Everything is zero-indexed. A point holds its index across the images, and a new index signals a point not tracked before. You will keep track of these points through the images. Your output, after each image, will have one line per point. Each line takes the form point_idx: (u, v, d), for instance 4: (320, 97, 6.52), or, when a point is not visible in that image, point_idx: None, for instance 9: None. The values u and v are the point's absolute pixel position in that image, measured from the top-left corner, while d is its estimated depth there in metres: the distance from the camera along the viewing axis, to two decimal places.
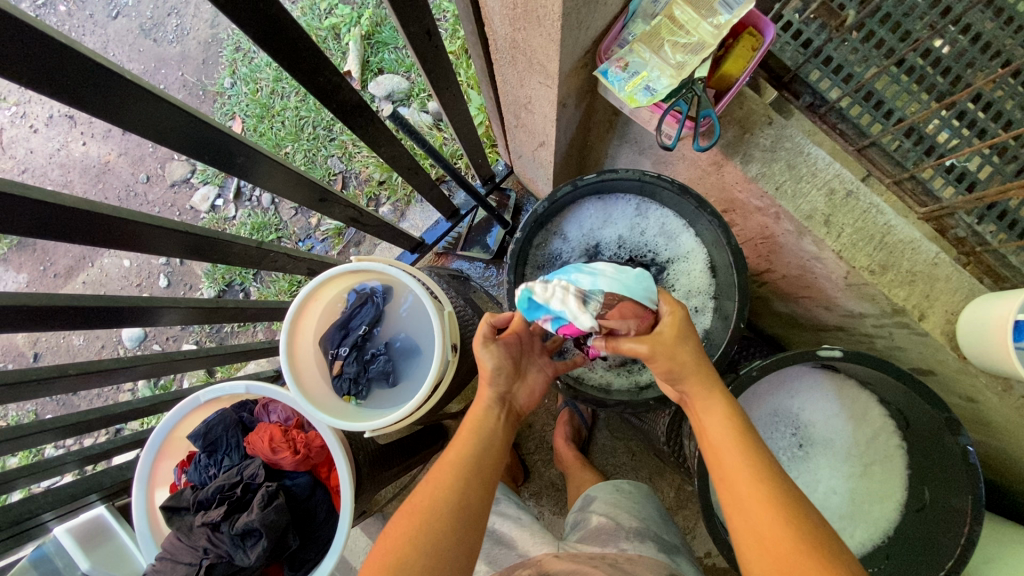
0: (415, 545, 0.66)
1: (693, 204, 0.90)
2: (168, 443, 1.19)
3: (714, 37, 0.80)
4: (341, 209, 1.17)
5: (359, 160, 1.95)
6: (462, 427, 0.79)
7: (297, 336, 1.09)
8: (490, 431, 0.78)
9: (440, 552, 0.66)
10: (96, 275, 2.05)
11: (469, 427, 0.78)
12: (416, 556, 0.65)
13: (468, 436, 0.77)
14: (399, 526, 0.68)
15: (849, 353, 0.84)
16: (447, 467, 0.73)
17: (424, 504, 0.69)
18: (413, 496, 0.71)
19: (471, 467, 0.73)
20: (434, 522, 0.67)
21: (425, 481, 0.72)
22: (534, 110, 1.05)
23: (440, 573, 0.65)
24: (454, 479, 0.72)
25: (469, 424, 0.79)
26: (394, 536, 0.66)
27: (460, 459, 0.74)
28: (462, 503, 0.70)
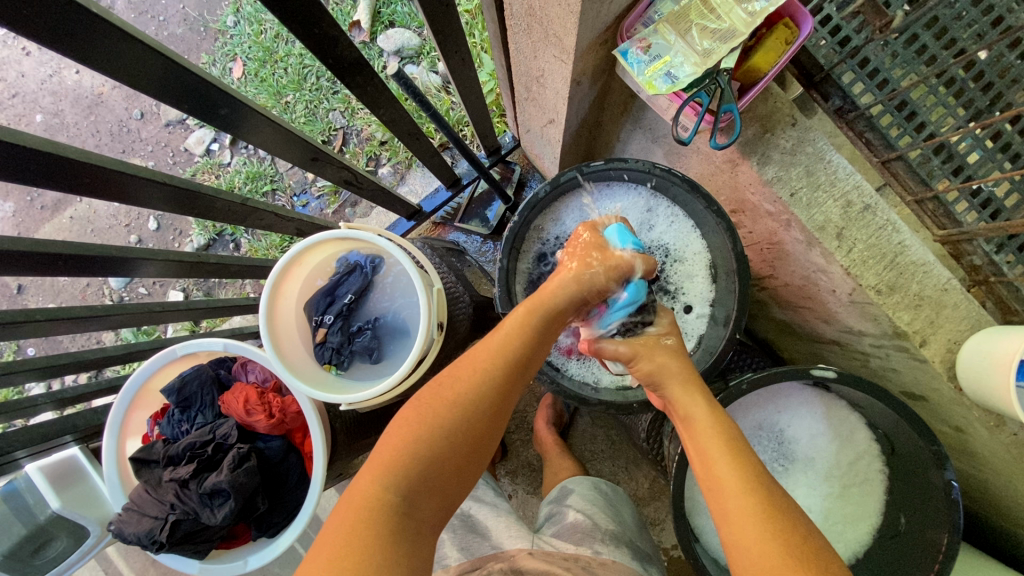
0: (449, 440, 0.68)
1: (703, 204, 0.85)
2: (142, 393, 1.17)
3: (745, 25, 0.74)
4: (334, 170, 1.11)
5: (362, 117, 1.88)
6: (517, 316, 0.75)
7: (279, 300, 1.05)
8: (543, 332, 0.75)
9: (470, 449, 0.69)
10: (84, 211, 1.99)
11: (523, 325, 0.74)
12: (447, 449, 0.67)
13: (520, 331, 0.73)
14: (436, 417, 0.68)
15: (844, 375, 0.82)
16: (493, 362, 0.71)
17: (464, 399, 0.69)
18: (453, 384, 0.70)
19: (516, 367, 0.72)
20: (472, 421, 0.69)
21: (468, 373, 0.70)
22: (546, 85, 0.99)
23: (464, 469, 0.69)
24: (498, 379, 0.71)
25: (520, 318, 0.75)
26: (430, 428, 0.67)
27: (507, 356, 0.72)
28: (502, 401, 0.71)
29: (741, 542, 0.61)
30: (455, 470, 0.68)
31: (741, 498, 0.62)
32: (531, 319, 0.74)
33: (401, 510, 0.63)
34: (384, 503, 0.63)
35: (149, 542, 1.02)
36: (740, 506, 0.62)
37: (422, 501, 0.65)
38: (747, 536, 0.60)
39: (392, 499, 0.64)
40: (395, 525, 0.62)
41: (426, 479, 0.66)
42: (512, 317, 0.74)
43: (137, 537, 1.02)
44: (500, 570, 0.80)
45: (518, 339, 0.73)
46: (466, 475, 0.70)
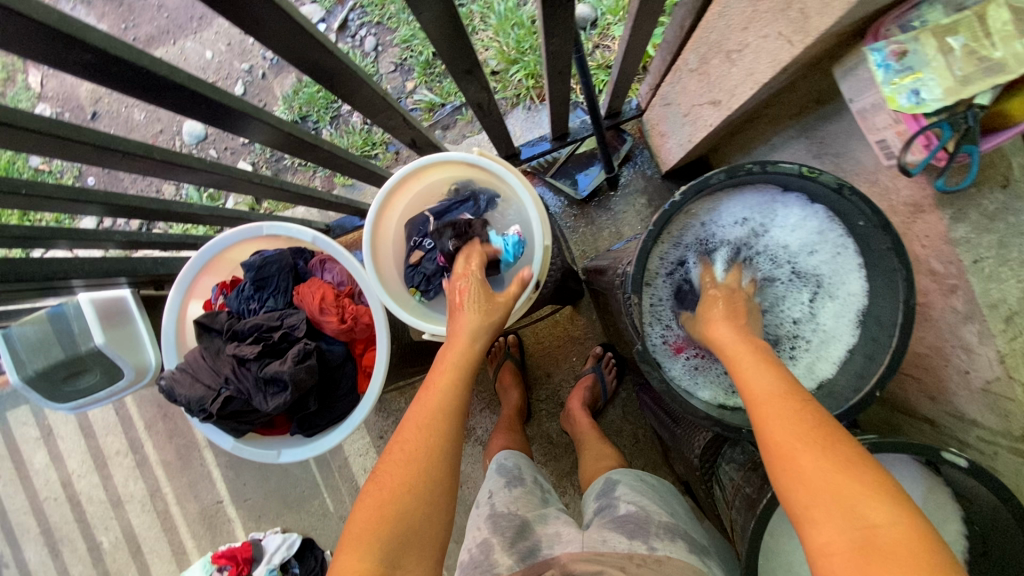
0: (410, 496, 0.68)
1: (887, 243, 0.76)
2: (216, 260, 1.13)
3: (1019, 63, 0.63)
4: (477, 89, 1.05)
5: (481, 39, 1.76)
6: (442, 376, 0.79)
7: (387, 211, 1.00)
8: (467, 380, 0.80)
9: (434, 500, 0.69)
10: (175, 55, 1.92)
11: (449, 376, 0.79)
12: (413, 505, 0.67)
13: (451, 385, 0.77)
14: (394, 481, 0.69)
15: (976, 468, 0.75)
16: (433, 416, 0.74)
17: (417, 457, 0.70)
18: (400, 446, 0.72)
19: (453, 414, 0.76)
20: (430, 471, 0.70)
21: (411, 433, 0.73)
22: (738, 62, 0.89)
23: (437, 517, 0.68)
24: (440, 428, 0.73)
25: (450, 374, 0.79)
26: (392, 488, 0.68)
27: (441, 407, 0.75)
28: (451, 445, 0.73)
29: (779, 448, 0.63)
30: (428, 525, 0.67)
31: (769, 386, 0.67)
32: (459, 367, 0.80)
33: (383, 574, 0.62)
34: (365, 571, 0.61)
35: (198, 410, 1.01)
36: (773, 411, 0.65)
37: (402, 561, 0.64)
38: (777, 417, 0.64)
39: (373, 565, 0.62)
40: None
41: (402, 540, 0.65)
42: (436, 377, 0.79)
43: (188, 401, 1.01)
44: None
45: (449, 391, 0.77)
46: (438, 525, 0.68)
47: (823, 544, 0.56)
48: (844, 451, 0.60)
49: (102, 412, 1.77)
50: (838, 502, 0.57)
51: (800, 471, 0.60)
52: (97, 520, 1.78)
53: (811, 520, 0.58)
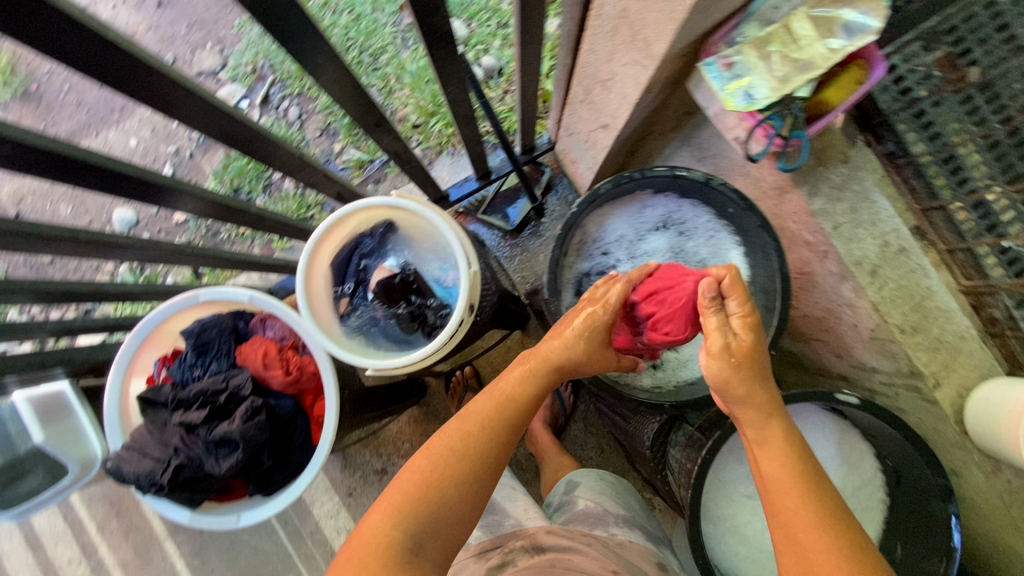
0: (456, 488, 0.70)
1: (756, 221, 0.89)
2: (155, 334, 1.14)
3: (823, 60, 0.77)
4: (390, 140, 1.14)
5: (399, 97, 1.88)
6: (517, 372, 0.80)
7: (316, 260, 1.05)
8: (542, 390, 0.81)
9: (474, 495, 0.72)
10: (99, 146, 1.95)
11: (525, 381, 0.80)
12: (455, 496, 0.70)
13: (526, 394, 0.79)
14: (446, 464, 0.71)
15: (866, 403, 0.85)
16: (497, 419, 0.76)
17: (473, 452, 0.72)
18: (462, 435, 0.73)
19: (517, 422, 0.77)
20: (481, 471, 0.72)
21: (477, 424, 0.74)
22: (613, 89, 1.02)
23: (471, 514, 0.71)
24: (502, 436, 0.75)
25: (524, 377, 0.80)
26: (440, 474, 0.70)
27: (509, 413, 0.76)
28: (503, 455, 0.75)
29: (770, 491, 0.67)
30: (462, 518, 0.70)
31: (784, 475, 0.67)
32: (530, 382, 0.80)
33: (410, 547, 0.65)
34: (393, 541, 0.65)
35: (148, 484, 1.00)
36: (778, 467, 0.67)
37: (427, 544, 0.66)
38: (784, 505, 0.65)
39: (401, 538, 0.65)
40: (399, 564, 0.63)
41: (434, 523, 0.68)
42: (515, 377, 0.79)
43: (136, 477, 1.00)
44: (522, 548, 0.82)
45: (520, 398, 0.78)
46: (469, 521, 0.71)
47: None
48: (823, 512, 0.63)
49: (49, 519, 1.67)
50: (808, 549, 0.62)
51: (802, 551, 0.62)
52: None
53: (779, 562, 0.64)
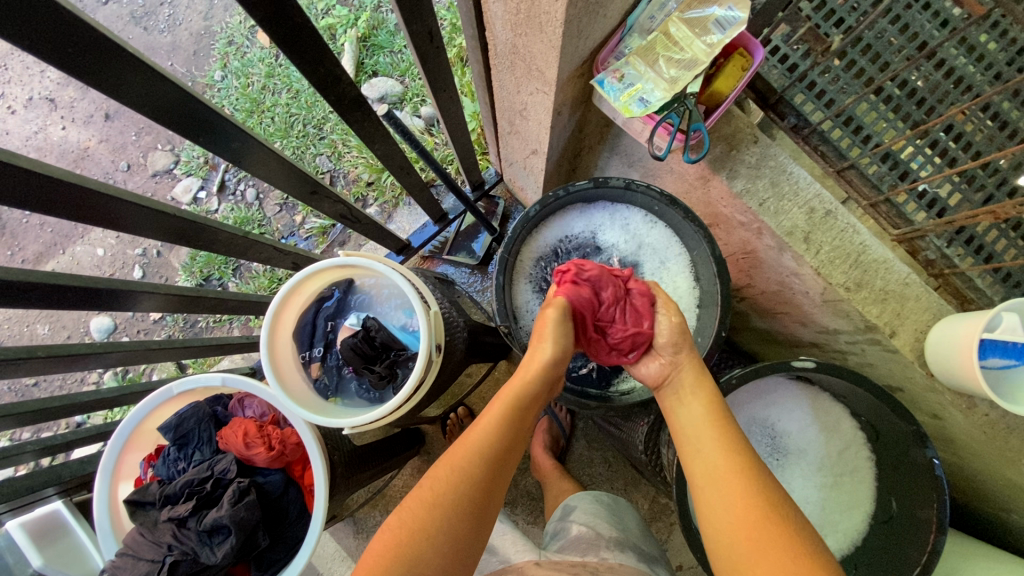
0: (430, 543, 0.66)
1: (681, 214, 0.95)
2: (135, 435, 1.15)
3: (706, 55, 0.83)
4: (331, 204, 1.19)
5: (348, 160, 1.94)
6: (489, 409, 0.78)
7: (278, 330, 1.06)
8: (517, 420, 0.78)
9: (455, 549, 0.67)
10: (67, 262, 1.99)
11: (497, 418, 0.77)
12: (430, 552, 0.65)
13: (494, 425, 0.76)
14: (416, 517, 0.67)
15: (821, 364, 0.87)
16: (469, 459, 0.72)
17: (443, 497, 0.69)
18: (431, 484, 0.70)
19: (492, 461, 0.73)
20: (457, 517, 0.68)
21: (444, 471, 0.71)
22: (529, 117, 1.07)
23: (454, 570, 0.66)
24: (476, 477, 0.71)
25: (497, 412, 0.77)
26: (411, 530, 0.66)
27: (481, 456, 0.73)
28: (484, 497, 0.71)
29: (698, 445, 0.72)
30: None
31: (722, 459, 0.69)
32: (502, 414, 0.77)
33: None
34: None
35: None
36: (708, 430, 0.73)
37: None
38: (721, 491, 0.66)
39: None
40: None
41: None
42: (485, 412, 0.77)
43: None
44: None
45: (492, 433, 0.75)
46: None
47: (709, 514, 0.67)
48: (739, 460, 0.68)
49: None
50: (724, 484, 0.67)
51: (717, 486, 0.67)
52: None
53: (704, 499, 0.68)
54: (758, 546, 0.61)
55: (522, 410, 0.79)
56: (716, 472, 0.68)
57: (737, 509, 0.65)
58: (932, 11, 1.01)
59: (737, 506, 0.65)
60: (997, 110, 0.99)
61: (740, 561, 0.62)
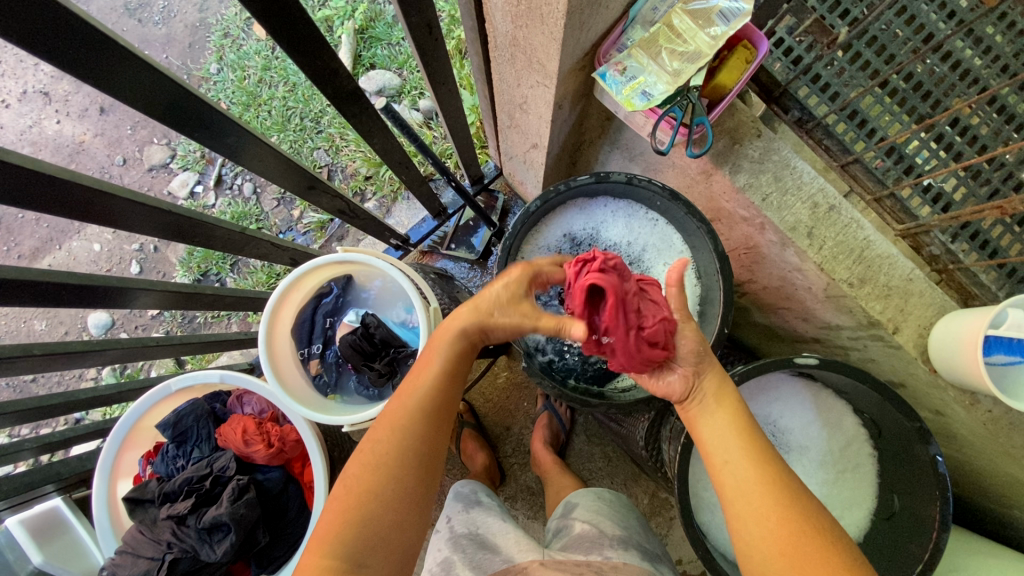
0: (378, 501, 0.67)
1: (683, 209, 0.94)
2: (133, 432, 1.14)
3: (709, 48, 0.82)
4: (329, 199, 1.17)
5: (346, 154, 1.92)
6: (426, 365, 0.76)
7: (276, 326, 1.05)
8: (458, 369, 0.77)
9: (404, 502, 0.68)
10: (64, 257, 1.97)
11: (436, 370, 0.75)
12: (380, 510, 0.67)
13: (431, 381, 0.74)
14: (365, 478, 0.68)
15: (824, 361, 0.86)
16: (408, 416, 0.72)
17: (385, 458, 0.69)
18: (372, 446, 0.70)
19: (434, 414, 0.73)
20: (403, 474, 0.69)
21: (385, 431, 0.71)
22: (529, 111, 1.06)
23: (408, 520, 0.69)
24: (418, 433, 0.71)
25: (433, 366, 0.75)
26: (357, 494, 0.67)
27: (418, 412, 0.72)
28: (429, 450, 0.72)
29: (724, 452, 0.70)
30: (395, 526, 0.67)
31: (751, 473, 0.67)
32: (441, 366, 0.75)
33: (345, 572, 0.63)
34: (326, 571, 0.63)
35: None
36: (733, 437, 0.71)
37: (368, 561, 0.65)
38: (753, 506, 0.65)
39: (336, 565, 0.64)
40: None
41: (368, 540, 0.66)
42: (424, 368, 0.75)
43: None
44: None
45: (429, 389, 0.74)
46: (411, 528, 0.69)
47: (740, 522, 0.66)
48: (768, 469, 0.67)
49: None
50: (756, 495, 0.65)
51: (749, 496, 0.66)
52: None
53: (736, 510, 0.66)
54: (794, 561, 0.61)
55: (461, 360, 0.77)
56: (746, 482, 0.67)
57: (771, 525, 0.64)
58: (939, 3, 0.99)
59: (770, 521, 0.64)
60: (1003, 103, 0.98)
61: (775, 575, 0.63)
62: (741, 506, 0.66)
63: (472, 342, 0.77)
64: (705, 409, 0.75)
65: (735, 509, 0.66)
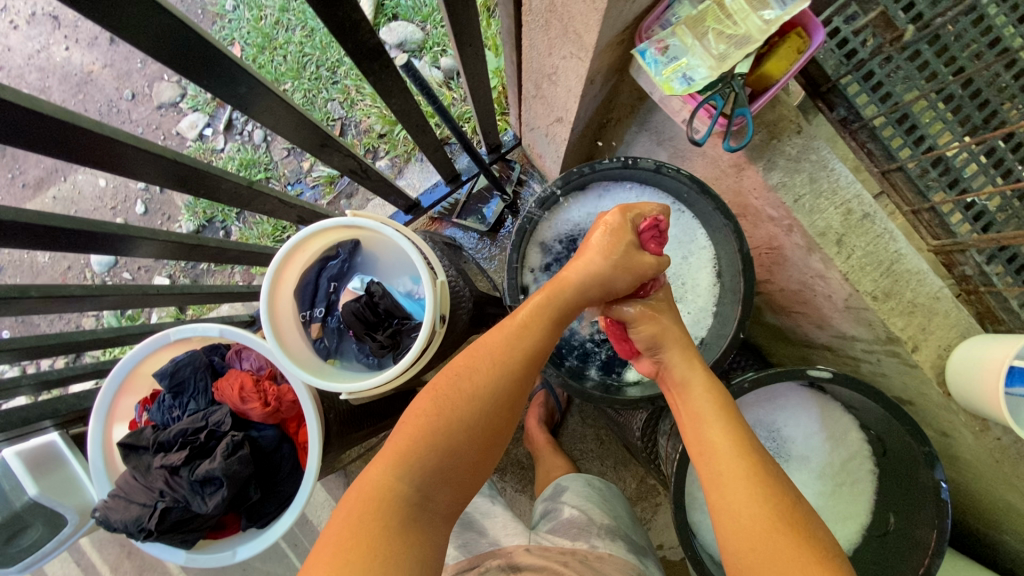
0: (465, 434, 0.71)
1: (710, 205, 0.90)
2: (131, 378, 1.13)
3: (761, 33, 0.76)
4: (341, 157, 1.13)
5: (361, 108, 1.85)
6: (533, 300, 0.80)
7: (279, 286, 1.03)
8: (558, 322, 0.80)
9: (483, 441, 0.73)
10: (68, 191, 1.93)
11: (543, 316, 0.79)
12: (463, 442, 0.71)
13: (537, 327, 0.78)
14: (451, 409, 0.71)
15: (839, 375, 0.84)
16: (511, 354, 0.75)
17: (483, 391, 0.72)
18: (472, 376, 0.73)
19: (534, 359, 0.77)
20: (495, 412, 0.73)
21: (486, 366, 0.74)
22: (558, 83, 1.00)
23: (478, 460, 0.73)
24: (517, 373, 0.75)
25: (540, 310, 0.79)
26: (447, 420, 0.71)
27: (522, 352, 0.76)
28: (520, 395, 0.75)
29: (705, 443, 0.74)
30: (468, 463, 0.72)
31: (727, 465, 0.71)
32: (548, 308, 0.79)
33: (415, 502, 0.67)
34: (398, 493, 0.66)
35: (137, 530, 1.00)
36: (713, 427, 0.74)
37: (436, 493, 0.69)
38: (727, 498, 0.69)
39: (408, 490, 0.67)
40: (410, 515, 0.66)
41: (442, 472, 0.70)
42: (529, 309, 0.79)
43: (123, 524, 1.00)
44: (498, 566, 0.85)
45: (533, 334, 0.77)
46: (479, 468, 0.74)
47: (722, 513, 0.69)
48: (742, 462, 0.70)
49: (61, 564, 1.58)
50: (731, 485, 0.69)
51: (724, 486, 0.69)
52: None
53: (716, 500, 0.70)
54: (761, 555, 0.64)
55: (566, 308, 0.81)
56: (721, 474, 0.70)
57: (743, 518, 0.67)
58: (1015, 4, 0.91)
59: (742, 515, 0.67)
60: None
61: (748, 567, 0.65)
62: (720, 497, 0.70)
63: (578, 292, 0.82)
64: (689, 398, 0.79)
65: (716, 501, 0.70)
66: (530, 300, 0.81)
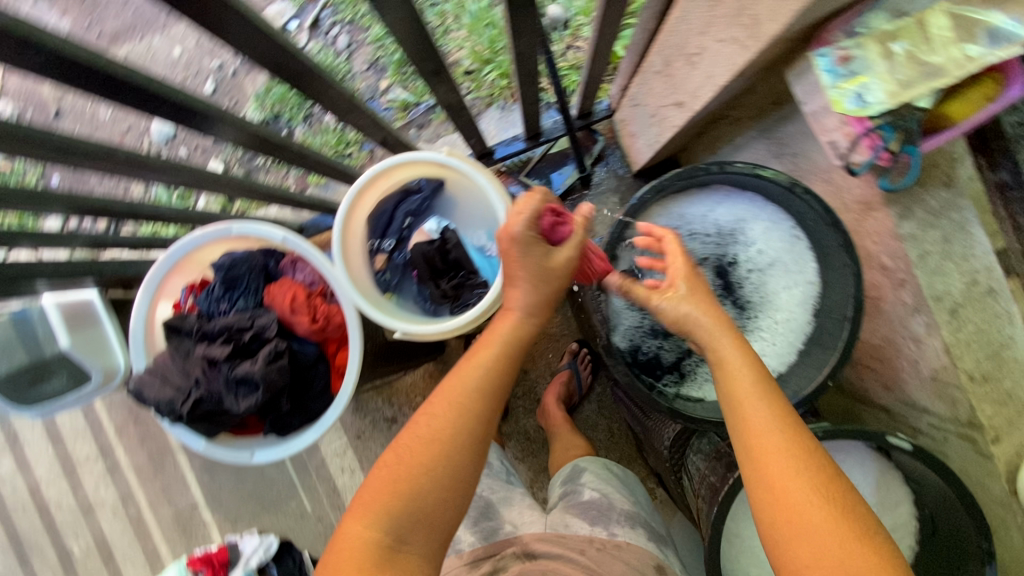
0: (430, 477, 0.69)
1: (837, 239, 0.83)
2: (185, 261, 1.11)
3: (958, 68, 0.68)
4: (447, 89, 1.06)
5: (453, 38, 1.74)
6: (483, 350, 0.75)
7: (357, 209, 0.99)
8: (513, 357, 0.76)
9: (453, 481, 0.70)
10: (141, 51, 1.88)
11: (494, 352, 0.74)
12: (432, 486, 0.69)
13: (495, 364, 0.74)
14: (412, 457, 0.70)
15: (918, 450, 0.80)
16: (470, 394, 0.72)
17: (442, 434, 0.70)
18: (430, 423, 0.71)
19: (495, 395, 0.73)
20: (457, 452, 0.70)
21: (444, 410, 0.71)
22: (699, 66, 0.92)
23: (455, 496, 0.71)
24: (477, 412, 0.72)
25: (493, 349, 0.75)
26: (411, 466, 0.69)
27: (478, 392, 0.72)
28: (485, 432, 0.73)
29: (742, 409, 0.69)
30: (442, 502, 0.70)
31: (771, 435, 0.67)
32: (500, 352, 0.75)
33: (387, 545, 0.66)
34: (371, 541, 0.66)
35: (167, 411, 1.00)
36: (748, 391, 0.70)
37: (410, 535, 0.68)
38: (770, 465, 0.65)
39: (381, 537, 0.67)
40: (385, 562, 0.65)
41: (413, 515, 0.68)
42: (479, 351, 0.74)
43: (157, 403, 1.00)
44: (514, 555, 0.86)
45: (489, 370, 0.74)
46: (459, 500, 0.71)
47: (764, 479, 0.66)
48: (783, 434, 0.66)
49: (70, 417, 1.61)
50: (776, 450, 0.66)
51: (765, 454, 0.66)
52: (64, 527, 1.62)
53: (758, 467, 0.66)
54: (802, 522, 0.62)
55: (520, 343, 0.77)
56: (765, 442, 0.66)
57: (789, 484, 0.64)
58: None
59: (776, 483, 0.64)
60: None
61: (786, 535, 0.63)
62: (762, 462, 0.66)
63: (530, 326, 0.77)
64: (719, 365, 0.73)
65: (756, 469, 0.67)
66: (478, 344, 0.76)
